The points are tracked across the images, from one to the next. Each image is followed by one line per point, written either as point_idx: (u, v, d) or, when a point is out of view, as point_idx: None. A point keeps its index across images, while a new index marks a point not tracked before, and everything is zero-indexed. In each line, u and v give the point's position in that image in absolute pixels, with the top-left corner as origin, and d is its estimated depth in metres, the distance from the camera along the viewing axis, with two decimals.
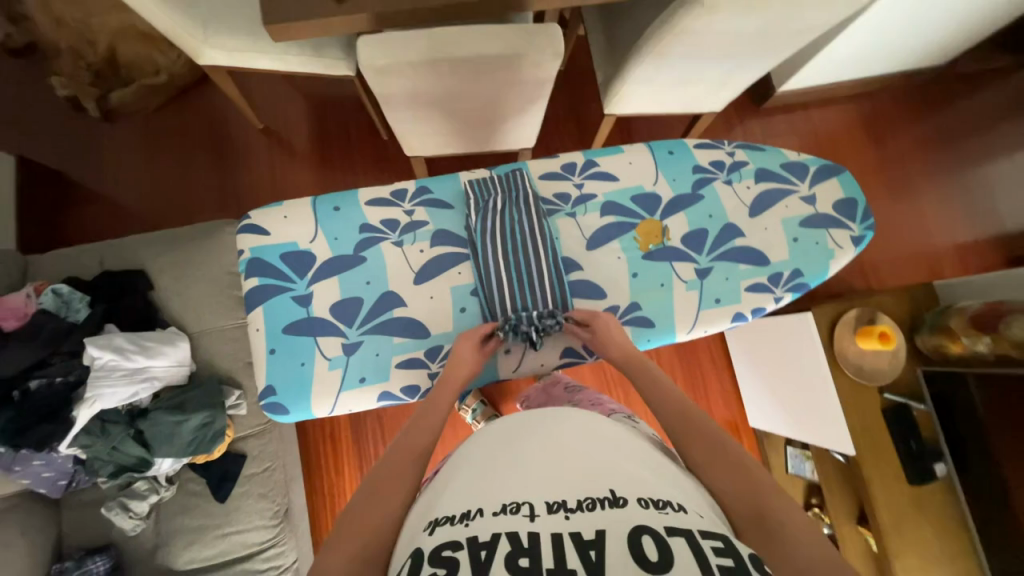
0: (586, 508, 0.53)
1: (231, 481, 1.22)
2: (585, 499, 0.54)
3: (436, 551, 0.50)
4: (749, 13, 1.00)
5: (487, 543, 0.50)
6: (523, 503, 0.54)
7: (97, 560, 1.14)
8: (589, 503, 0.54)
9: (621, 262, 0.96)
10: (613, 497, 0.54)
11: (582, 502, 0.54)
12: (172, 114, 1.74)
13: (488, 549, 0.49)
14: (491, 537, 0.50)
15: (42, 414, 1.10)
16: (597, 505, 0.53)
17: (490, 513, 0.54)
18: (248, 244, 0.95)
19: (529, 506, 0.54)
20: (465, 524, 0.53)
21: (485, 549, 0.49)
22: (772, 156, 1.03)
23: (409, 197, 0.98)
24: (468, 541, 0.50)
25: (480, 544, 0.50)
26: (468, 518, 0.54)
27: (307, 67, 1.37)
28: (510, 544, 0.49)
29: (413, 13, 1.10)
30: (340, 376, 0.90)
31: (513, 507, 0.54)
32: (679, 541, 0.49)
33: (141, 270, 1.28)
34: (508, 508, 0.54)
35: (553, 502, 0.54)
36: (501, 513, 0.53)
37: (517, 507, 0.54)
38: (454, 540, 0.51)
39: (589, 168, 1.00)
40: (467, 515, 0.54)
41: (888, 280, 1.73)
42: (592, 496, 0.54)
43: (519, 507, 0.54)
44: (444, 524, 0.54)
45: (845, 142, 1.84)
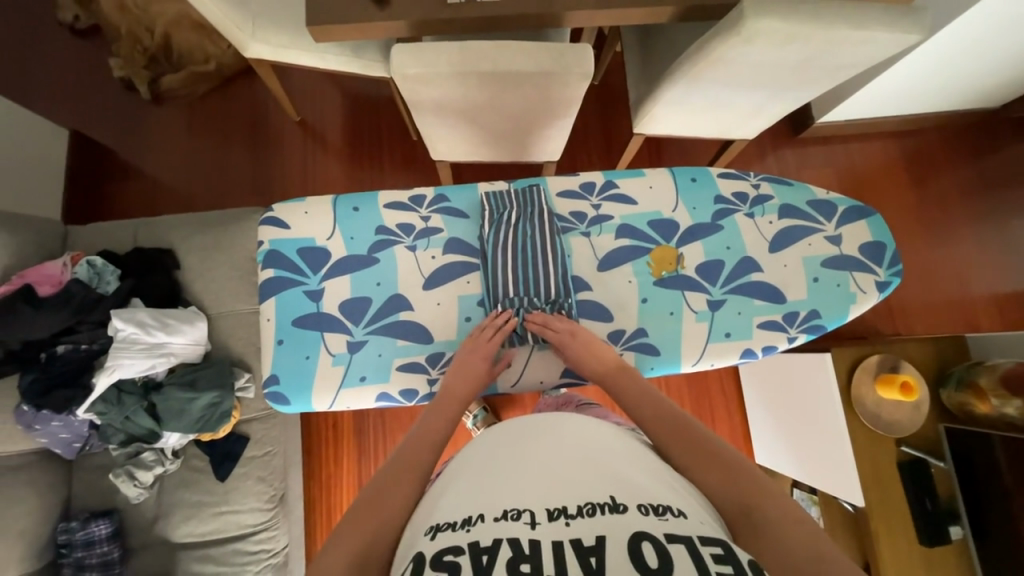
0: (586, 514, 0.52)
1: (231, 461, 1.26)
2: (585, 505, 0.54)
3: (437, 556, 0.50)
4: (787, 44, 0.98)
5: (488, 548, 0.49)
6: (523, 510, 0.54)
7: (100, 524, 1.18)
8: (589, 509, 0.53)
9: (631, 285, 0.95)
10: (613, 503, 0.53)
11: (582, 509, 0.53)
12: (215, 100, 1.82)
13: (490, 554, 0.49)
14: (493, 542, 0.50)
15: (65, 378, 1.18)
16: (597, 511, 0.53)
17: (491, 519, 0.53)
18: (268, 235, 0.97)
19: (529, 514, 0.53)
20: (466, 530, 0.52)
21: (487, 555, 0.48)
22: (799, 192, 1.01)
23: (426, 203, 0.99)
24: (470, 546, 0.50)
25: (482, 549, 0.49)
26: (469, 524, 0.53)
27: (346, 67, 1.41)
28: (511, 550, 0.49)
29: (449, 24, 1.12)
30: (342, 372, 0.91)
31: (513, 513, 0.53)
32: (680, 548, 0.48)
33: (170, 249, 1.34)
34: (509, 514, 0.53)
35: (554, 509, 0.53)
36: (501, 518, 0.53)
37: (517, 513, 0.53)
38: (456, 544, 0.50)
39: (607, 189, 0.99)
40: (468, 521, 0.53)
41: (918, 327, 1.66)
42: (592, 503, 0.54)
43: (520, 513, 0.53)
44: (446, 530, 0.53)
45: (883, 180, 1.77)
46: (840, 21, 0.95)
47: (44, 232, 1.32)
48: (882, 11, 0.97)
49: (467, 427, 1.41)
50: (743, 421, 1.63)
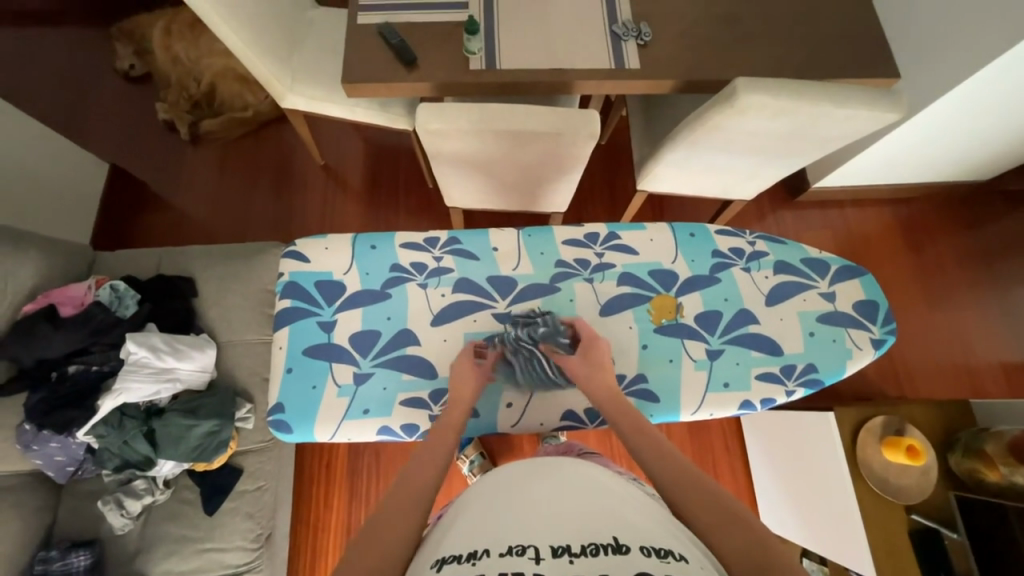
0: (589, 553, 0.52)
1: (222, 494, 1.23)
2: (588, 544, 0.53)
3: None
4: (778, 116, 1.07)
5: None
6: (528, 545, 0.53)
7: (81, 554, 1.14)
8: (593, 548, 0.53)
9: (632, 331, 0.98)
10: (616, 544, 0.53)
11: (586, 547, 0.53)
12: (248, 143, 1.96)
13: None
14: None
15: (71, 398, 1.19)
16: (600, 551, 0.53)
17: (496, 554, 0.53)
18: (288, 267, 1.02)
19: (534, 549, 0.53)
20: (472, 564, 0.52)
21: None
22: (793, 250, 1.05)
23: (439, 244, 1.04)
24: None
25: None
26: (474, 558, 0.53)
27: (373, 120, 1.54)
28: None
29: (471, 86, 1.24)
30: (346, 404, 0.93)
31: (518, 548, 0.53)
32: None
33: (190, 277, 1.39)
34: (514, 549, 0.53)
35: (558, 546, 0.53)
36: (506, 553, 0.53)
37: (522, 549, 0.53)
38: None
39: (611, 239, 1.05)
40: (473, 555, 0.53)
41: (923, 389, 1.65)
42: (596, 542, 0.54)
43: (525, 549, 0.53)
44: (451, 563, 0.53)
45: (879, 243, 1.83)
46: (826, 99, 1.05)
47: (74, 255, 1.39)
48: (864, 92, 1.07)
49: (463, 471, 1.40)
50: (747, 479, 1.58)
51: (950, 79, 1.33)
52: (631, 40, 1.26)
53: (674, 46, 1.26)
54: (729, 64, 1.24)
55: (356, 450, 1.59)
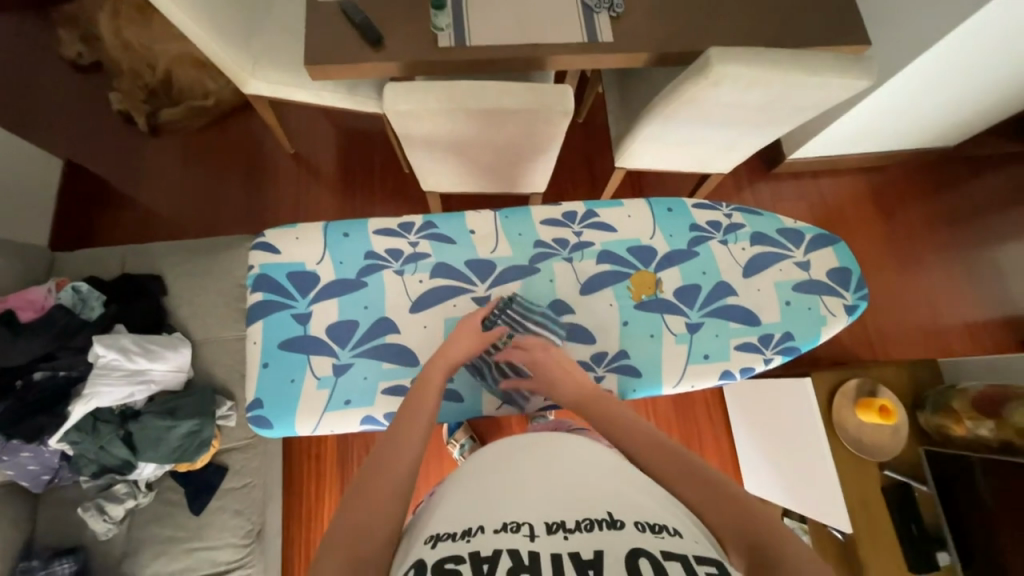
0: (584, 529, 0.53)
1: (208, 494, 1.22)
2: (583, 520, 0.54)
3: (439, 563, 0.50)
4: (751, 87, 1.07)
5: (490, 557, 0.49)
6: (523, 523, 0.53)
7: (63, 562, 1.12)
8: (587, 523, 0.53)
9: (612, 309, 0.98)
10: (610, 519, 0.54)
11: (580, 523, 0.53)
12: (212, 133, 1.87)
13: (491, 564, 0.49)
14: (493, 552, 0.50)
15: (39, 406, 1.14)
16: (594, 526, 0.53)
17: (491, 531, 0.53)
18: (258, 259, 0.99)
19: (528, 526, 0.53)
20: (466, 541, 0.52)
21: (488, 564, 0.49)
22: (769, 222, 1.06)
23: (415, 230, 1.02)
24: (471, 557, 0.49)
25: (483, 558, 0.49)
26: (469, 534, 0.52)
27: (341, 103, 1.48)
28: (511, 561, 0.49)
29: (440, 64, 1.20)
30: (327, 396, 0.91)
31: (513, 526, 0.53)
32: (676, 566, 0.49)
33: (158, 275, 1.34)
34: (509, 526, 0.53)
35: (552, 522, 0.53)
36: (501, 530, 0.53)
37: (517, 526, 0.53)
38: (456, 553, 0.50)
39: (588, 218, 1.04)
40: (468, 532, 0.53)
41: (894, 351, 1.71)
42: (590, 518, 0.54)
43: (519, 526, 0.53)
44: (446, 540, 0.53)
45: (852, 211, 1.87)
46: (798, 68, 1.04)
47: (30, 258, 1.32)
48: (835, 59, 1.07)
49: (453, 456, 1.41)
50: (730, 447, 1.63)
51: (918, 45, 1.34)
52: (603, 12, 1.23)
53: (648, 17, 1.23)
54: (702, 35, 1.22)
55: (344, 442, 1.59)
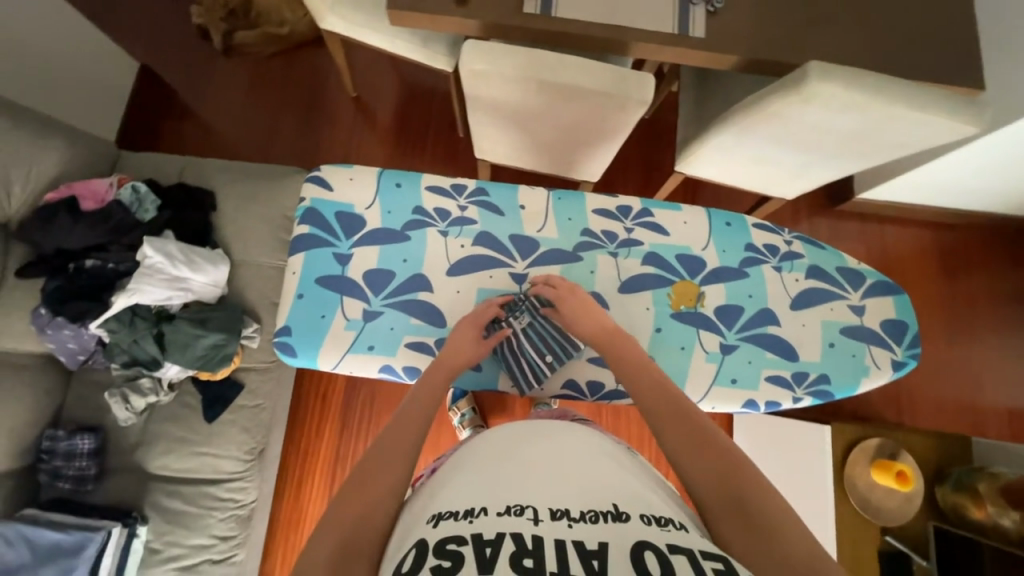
0: (588, 520, 0.53)
1: (221, 405, 1.27)
2: (588, 511, 0.54)
3: (441, 543, 0.50)
4: (844, 111, 1.00)
5: (492, 541, 0.49)
6: (527, 507, 0.54)
7: (86, 438, 1.20)
8: (592, 515, 0.53)
9: (648, 313, 0.95)
10: (616, 511, 0.54)
11: (585, 514, 0.53)
12: (281, 62, 1.89)
13: (493, 548, 0.49)
14: (496, 535, 0.50)
15: (87, 291, 1.21)
16: (600, 518, 0.53)
17: (494, 513, 0.53)
18: (310, 193, 1.00)
19: (532, 510, 0.53)
20: (469, 521, 0.53)
21: (490, 548, 0.49)
22: (830, 257, 1.01)
23: (465, 194, 1.01)
24: (473, 538, 0.50)
25: (485, 542, 0.49)
26: (471, 515, 0.53)
27: (412, 55, 1.47)
28: (514, 545, 0.49)
29: (520, 31, 1.16)
30: (352, 337, 0.92)
31: (517, 509, 0.53)
32: (682, 559, 0.49)
33: (211, 190, 1.38)
34: (512, 510, 0.53)
35: (557, 510, 0.54)
36: (504, 513, 0.53)
37: (521, 510, 0.53)
38: (458, 534, 0.51)
39: (642, 216, 1.01)
40: (471, 512, 0.54)
41: (923, 418, 1.62)
42: (595, 510, 0.54)
43: (523, 510, 0.54)
44: (448, 519, 0.53)
45: (913, 265, 1.76)
46: (900, 100, 0.97)
47: (97, 151, 1.37)
48: (944, 98, 0.99)
49: (454, 424, 1.43)
50: None
51: None
52: (700, 5, 1.16)
53: (747, 19, 1.16)
54: (802, 48, 1.14)
55: (354, 385, 1.64)
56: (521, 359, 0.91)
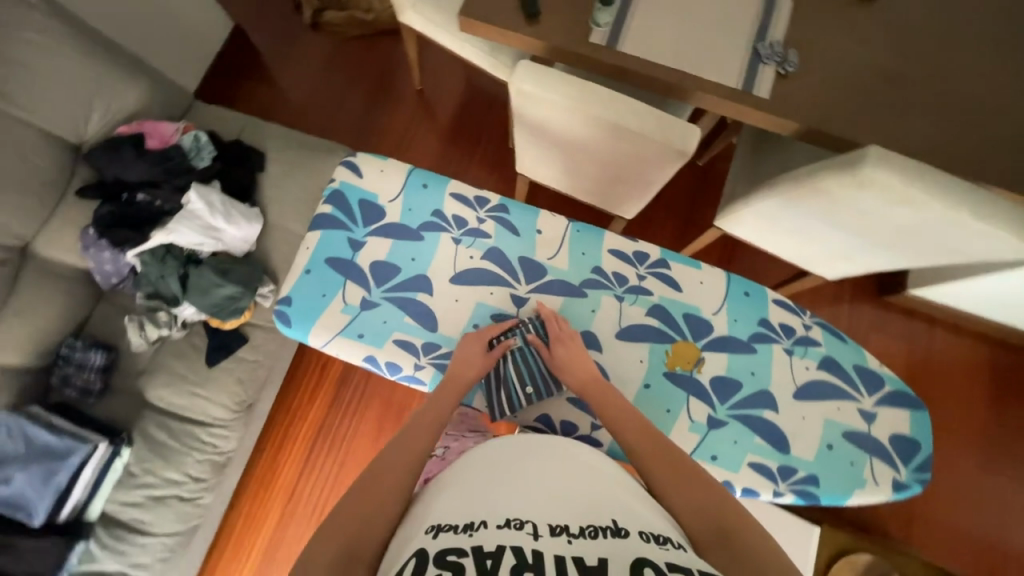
0: (588, 535, 0.51)
1: (223, 353, 1.33)
2: (587, 526, 0.52)
3: (441, 554, 0.49)
4: (898, 203, 0.94)
5: (493, 553, 0.49)
6: (526, 521, 0.53)
7: (97, 354, 1.28)
8: (591, 530, 0.52)
9: (640, 366, 0.92)
10: (615, 527, 0.53)
11: (584, 529, 0.52)
12: (359, 45, 1.98)
13: (493, 559, 0.48)
14: (496, 548, 0.49)
15: (132, 222, 1.31)
16: (599, 533, 0.52)
17: (493, 526, 0.52)
18: (341, 176, 1.03)
19: (532, 525, 0.52)
20: (468, 534, 0.52)
21: (490, 559, 0.48)
22: (850, 352, 0.94)
23: (486, 207, 1.02)
24: (473, 550, 0.49)
25: (485, 553, 0.49)
26: (471, 528, 0.52)
27: (478, 60, 1.50)
28: (514, 559, 0.48)
29: (583, 59, 1.17)
30: (346, 322, 0.94)
31: (516, 523, 0.52)
32: None
33: (263, 153, 1.46)
34: (512, 522, 0.52)
35: (557, 524, 0.52)
36: (504, 526, 0.52)
37: (520, 524, 0.52)
38: (458, 546, 0.50)
39: (657, 266, 0.98)
40: (470, 525, 0.53)
41: (933, 547, 1.47)
42: (595, 525, 0.53)
43: (523, 524, 0.52)
44: (447, 531, 0.53)
45: (955, 378, 1.62)
46: (963, 204, 0.90)
47: (174, 97, 1.48)
48: (1013, 211, 0.91)
49: None
50: None
51: None
52: (771, 66, 1.13)
53: (819, 89, 1.11)
54: (870, 129, 1.08)
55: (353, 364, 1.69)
56: (503, 385, 0.90)
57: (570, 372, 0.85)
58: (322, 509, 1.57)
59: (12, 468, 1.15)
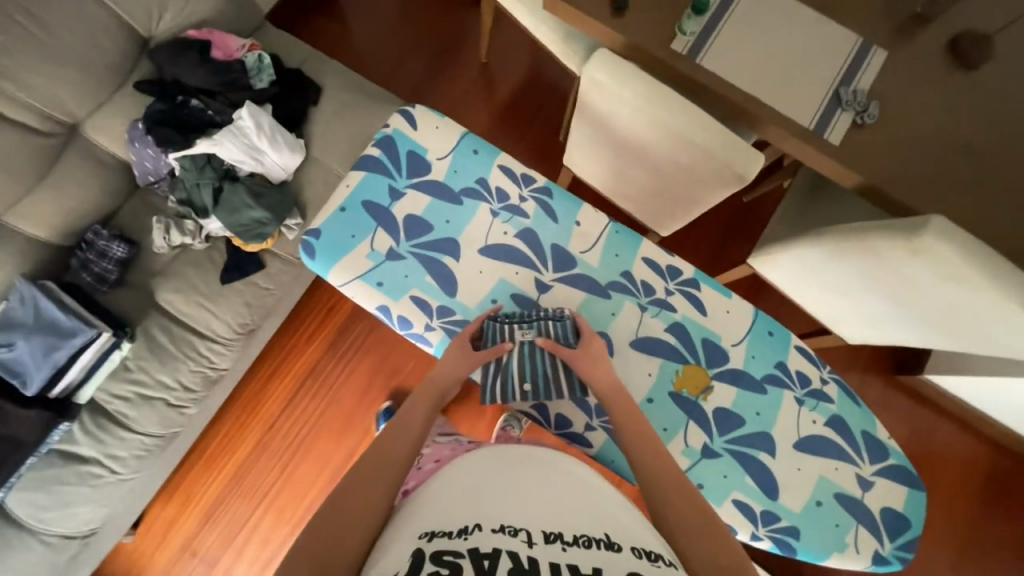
0: (582, 544, 0.53)
1: (238, 274, 1.34)
2: (581, 536, 0.55)
3: (436, 554, 0.51)
4: (948, 280, 0.91)
5: (489, 555, 0.50)
6: (521, 529, 0.54)
7: (119, 247, 1.30)
8: (586, 540, 0.54)
9: (647, 379, 0.91)
10: (608, 540, 0.55)
11: (578, 538, 0.54)
12: (434, 5, 1.97)
13: (490, 561, 0.50)
14: (492, 551, 0.51)
15: (180, 126, 1.32)
16: (593, 543, 0.54)
17: (489, 530, 0.54)
18: (396, 123, 1.02)
19: (526, 533, 0.54)
20: (463, 538, 0.53)
21: (486, 561, 0.50)
22: (861, 417, 0.92)
23: (531, 186, 1.00)
24: (469, 553, 0.51)
25: (481, 555, 0.51)
26: (465, 532, 0.54)
27: (550, 44, 1.47)
28: (510, 562, 0.50)
29: (659, 64, 1.14)
30: (368, 267, 0.94)
31: (511, 529, 0.54)
32: None
33: (319, 88, 1.45)
34: (507, 529, 0.54)
35: (551, 532, 0.54)
36: (499, 531, 0.54)
37: (514, 531, 0.54)
38: (454, 549, 0.52)
39: (687, 284, 0.96)
40: (465, 530, 0.54)
41: None
42: (589, 535, 0.55)
43: (517, 531, 0.54)
44: (442, 536, 0.54)
45: (950, 473, 1.58)
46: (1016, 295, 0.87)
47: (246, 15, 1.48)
48: None
49: None
50: None
51: None
52: (848, 113, 1.09)
53: (891, 148, 1.08)
54: (933, 200, 1.05)
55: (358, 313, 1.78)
56: (504, 378, 0.88)
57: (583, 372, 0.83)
58: (300, 443, 1.67)
59: (17, 335, 1.17)
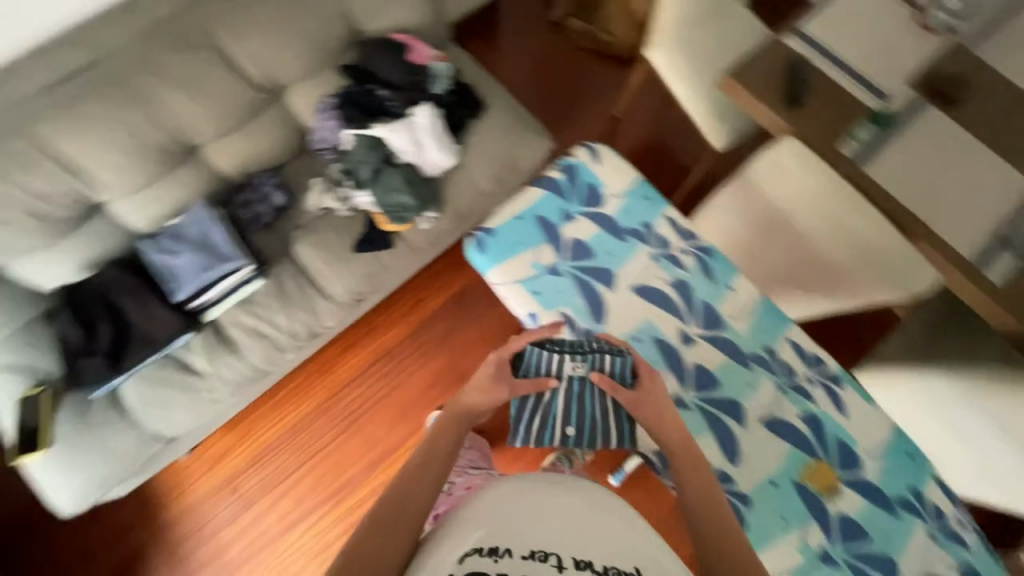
0: None
1: (369, 247, 1.45)
2: (611, 567, 0.52)
3: None
4: None
5: None
6: (551, 553, 0.52)
7: (279, 196, 1.45)
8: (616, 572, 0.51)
9: (779, 464, 0.95)
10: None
11: (608, 569, 0.51)
12: (586, 58, 2.13)
13: None
14: None
15: (364, 108, 1.47)
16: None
17: (518, 556, 0.51)
18: (581, 152, 1.10)
19: (557, 558, 0.51)
20: (493, 560, 0.51)
21: None
22: (990, 567, 0.93)
23: (694, 242, 1.06)
24: None
25: None
26: (495, 555, 0.51)
27: (699, 119, 1.55)
28: None
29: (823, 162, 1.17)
30: (530, 275, 1.00)
31: (541, 554, 0.52)
32: None
33: (483, 104, 1.58)
34: (536, 555, 0.52)
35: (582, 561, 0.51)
36: (529, 558, 0.51)
37: (544, 556, 0.52)
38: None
39: (835, 381, 1.00)
40: (496, 551, 0.52)
41: None
42: (619, 568, 0.52)
43: (547, 556, 0.52)
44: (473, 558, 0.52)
45: None
46: None
47: None
48: None
49: None
50: None
51: None
52: (1008, 258, 1.08)
53: None
54: None
55: (444, 310, 1.84)
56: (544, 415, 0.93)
57: (641, 410, 0.83)
58: (362, 415, 1.73)
59: (184, 248, 1.33)
